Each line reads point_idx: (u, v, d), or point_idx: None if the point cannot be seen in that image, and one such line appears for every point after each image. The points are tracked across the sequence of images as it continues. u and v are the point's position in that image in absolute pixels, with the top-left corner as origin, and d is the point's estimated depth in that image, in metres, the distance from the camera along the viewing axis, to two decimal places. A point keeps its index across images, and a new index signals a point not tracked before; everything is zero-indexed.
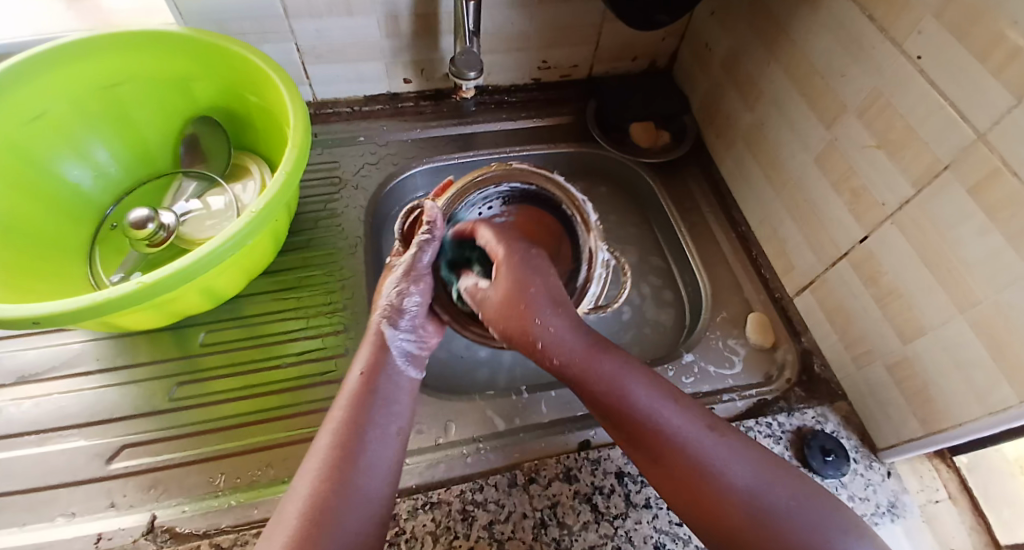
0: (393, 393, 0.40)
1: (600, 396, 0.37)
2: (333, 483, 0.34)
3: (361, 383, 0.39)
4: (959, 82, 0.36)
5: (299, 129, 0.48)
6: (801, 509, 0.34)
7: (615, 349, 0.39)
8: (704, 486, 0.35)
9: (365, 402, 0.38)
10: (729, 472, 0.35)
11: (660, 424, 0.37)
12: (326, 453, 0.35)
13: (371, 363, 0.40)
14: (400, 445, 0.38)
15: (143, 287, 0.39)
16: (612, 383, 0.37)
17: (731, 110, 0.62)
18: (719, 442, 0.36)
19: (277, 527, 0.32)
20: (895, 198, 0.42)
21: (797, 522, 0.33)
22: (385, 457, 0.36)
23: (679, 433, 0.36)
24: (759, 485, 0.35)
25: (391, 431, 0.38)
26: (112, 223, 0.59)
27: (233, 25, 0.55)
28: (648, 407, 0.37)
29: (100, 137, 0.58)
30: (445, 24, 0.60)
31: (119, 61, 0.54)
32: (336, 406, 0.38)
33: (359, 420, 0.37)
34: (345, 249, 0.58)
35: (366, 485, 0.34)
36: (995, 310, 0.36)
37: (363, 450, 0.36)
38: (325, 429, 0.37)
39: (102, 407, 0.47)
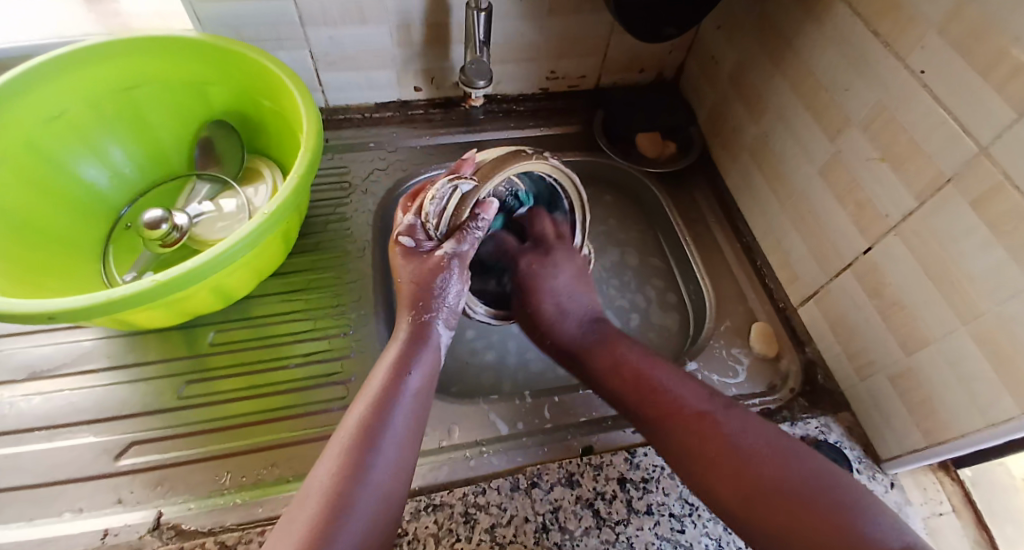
0: (418, 387, 0.39)
1: (619, 372, 0.44)
2: (350, 472, 0.33)
3: (390, 374, 0.39)
4: (962, 95, 0.36)
5: (313, 135, 0.49)
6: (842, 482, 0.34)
7: (627, 340, 0.47)
8: (711, 448, 0.37)
9: (390, 394, 0.37)
10: (756, 445, 0.36)
11: (675, 396, 0.41)
12: (347, 447, 0.34)
13: (399, 357, 0.40)
14: (416, 441, 0.37)
15: (158, 284, 0.40)
16: (632, 364, 0.44)
17: (736, 121, 0.62)
18: (744, 420, 0.38)
19: (288, 518, 0.31)
20: (898, 210, 0.43)
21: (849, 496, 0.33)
22: (403, 451, 0.36)
23: (690, 405, 0.40)
24: (768, 452, 0.36)
25: (410, 429, 0.37)
26: (126, 223, 0.60)
27: (250, 32, 0.56)
28: (665, 384, 0.42)
29: (117, 139, 0.59)
30: (455, 34, 0.61)
31: (137, 65, 0.55)
32: (361, 396, 0.38)
33: (383, 410, 0.36)
34: (353, 252, 0.59)
35: (381, 476, 0.34)
36: (998, 322, 0.36)
37: (383, 442, 0.35)
38: (347, 422, 0.36)
39: (110, 404, 0.48)
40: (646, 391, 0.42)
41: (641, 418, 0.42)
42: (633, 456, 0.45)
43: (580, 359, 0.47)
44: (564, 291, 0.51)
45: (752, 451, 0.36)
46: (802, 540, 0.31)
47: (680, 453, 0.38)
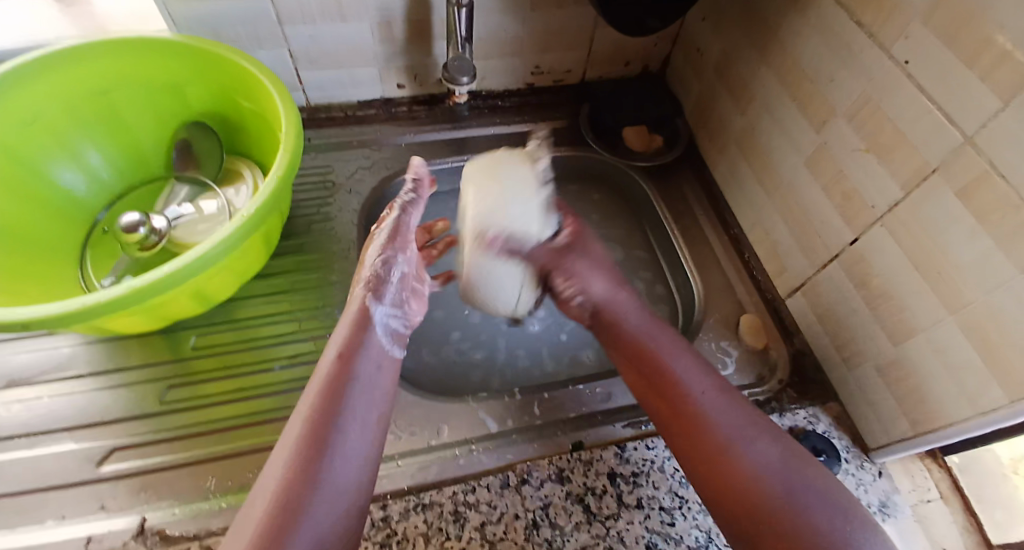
0: (368, 372, 0.41)
1: (659, 378, 0.44)
2: (307, 459, 0.35)
3: (339, 359, 0.40)
4: (946, 84, 0.36)
5: (293, 134, 0.48)
6: (753, 446, 0.38)
7: (683, 346, 0.46)
8: (721, 453, 0.38)
9: (339, 379, 0.39)
10: (746, 448, 0.38)
11: (697, 402, 0.41)
12: (302, 436, 0.36)
13: (349, 341, 0.42)
14: (375, 426, 0.39)
15: (133, 290, 0.39)
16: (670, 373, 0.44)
17: (722, 113, 0.62)
18: (683, 401, 0.42)
19: (250, 507, 0.33)
20: (884, 200, 0.43)
21: (758, 462, 0.37)
22: (363, 429, 0.38)
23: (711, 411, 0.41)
24: (774, 467, 0.37)
25: (366, 411, 0.39)
26: (104, 227, 0.59)
27: (229, 31, 0.55)
28: (692, 389, 0.42)
29: (93, 141, 0.58)
30: (439, 29, 0.60)
31: (113, 66, 0.54)
32: (314, 381, 0.39)
33: (335, 395, 0.38)
34: (338, 252, 0.58)
35: (342, 460, 0.36)
36: (984, 309, 0.36)
37: (343, 425, 0.37)
38: (301, 411, 0.38)
39: (92, 410, 0.47)
40: (678, 393, 0.42)
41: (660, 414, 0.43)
42: (622, 451, 0.44)
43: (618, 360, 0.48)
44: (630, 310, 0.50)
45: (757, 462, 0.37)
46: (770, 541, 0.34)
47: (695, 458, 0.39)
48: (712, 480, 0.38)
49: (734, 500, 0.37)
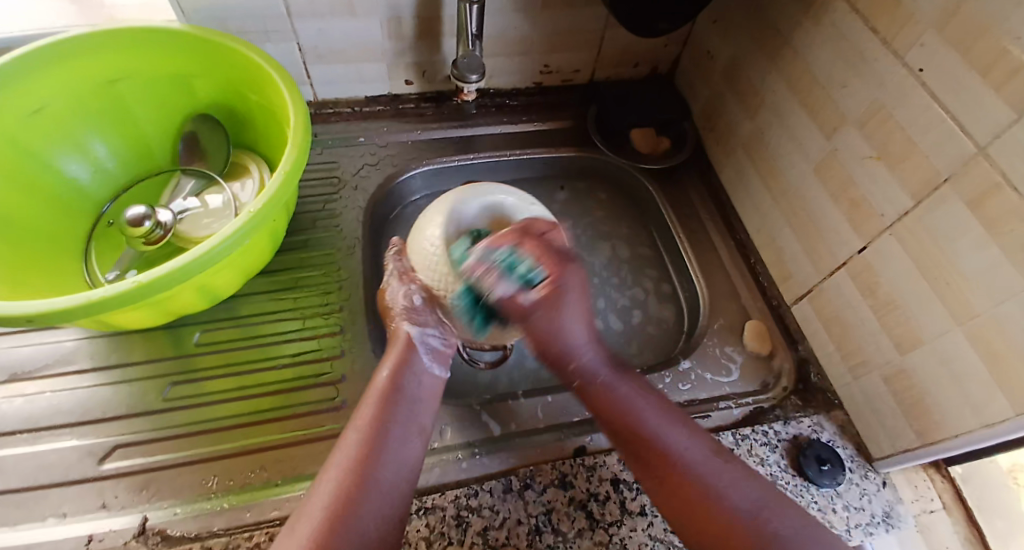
0: (417, 389, 0.43)
1: (627, 425, 0.42)
2: (359, 471, 0.37)
3: (391, 376, 0.43)
4: (960, 95, 0.36)
5: (300, 130, 0.48)
6: (740, 484, 0.38)
7: (646, 387, 0.45)
8: (701, 506, 0.37)
9: (390, 395, 0.42)
10: (728, 497, 0.37)
11: (671, 450, 0.40)
12: (356, 448, 0.38)
13: (397, 359, 0.44)
14: (422, 440, 0.41)
15: (139, 286, 0.39)
16: (644, 420, 0.42)
17: (731, 118, 0.62)
18: (653, 448, 0.41)
19: (303, 509, 0.35)
20: (894, 210, 0.42)
21: (745, 501, 0.37)
22: (409, 442, 0.40)
23: (690, 460, 0.40)
24: (752, 514, 0.36)
25: (412, 423, 0.41)
26: (109, 220, 0.58)
27: (236, 23, 0.55)
28: (667, 440, 0.41)
29: (100, 133, 0.57)
30: (447, 27, 0.60)
31: (121, 57, 0.53)
32: (367, 395, 0.42)
33: (387, 410, 0.41)
34: (343, 250, 0.58)
35: (389, 475, 0.37)
36: (992, 321, 0.36)
37: (388, 437, 0.39)
38: (354, 424, 0.40)
39: (95, 405, 0.47)
40: (649, 442, 0.41)
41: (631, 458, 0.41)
42: None
43: (586, 397, 0.45)
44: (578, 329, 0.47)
45: (737, 512, 0.36)
46: None
47: (675, 508, 0.38)
48: (692, 531, 0.37)
49: (716, 539, 0.36)
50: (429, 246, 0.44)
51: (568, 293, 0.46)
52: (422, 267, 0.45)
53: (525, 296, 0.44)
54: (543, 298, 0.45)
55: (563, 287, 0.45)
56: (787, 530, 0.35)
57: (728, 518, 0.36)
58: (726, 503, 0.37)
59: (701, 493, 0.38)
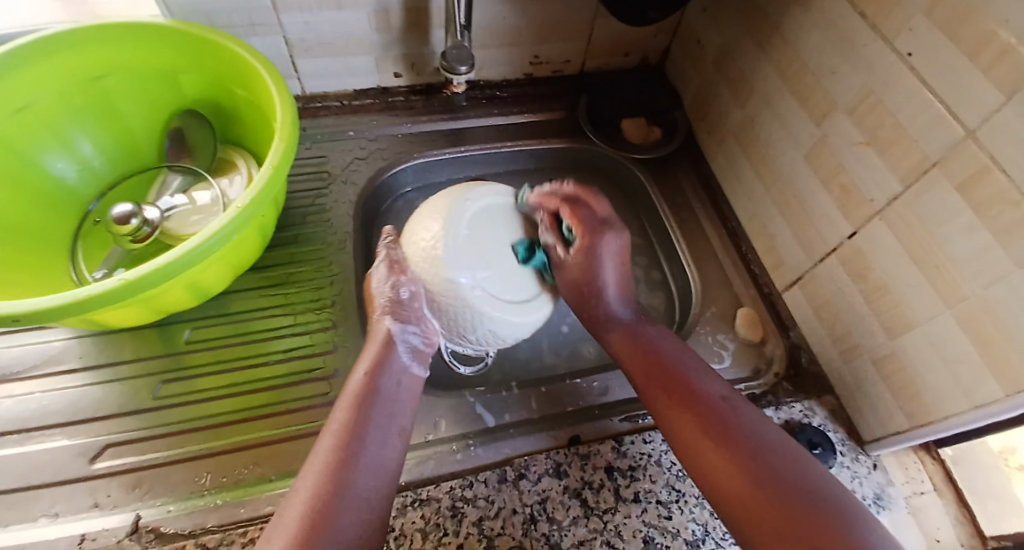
0: (393, 391, 0.41)
1: (654, 359, 0.43)
2: (334, 479, 0.35)
3: (367, 377, 0.41)
4: (948, 79, 0.36)
5: (287, 123, 0.47)
6: (750, 426, 0.38)
7: (659, 326, 0.48)
8: (725, 431, 0.37)
9: (368, 397, 0.40)
10: (749, 429, 0.37)
11: (696, 383, 0.41)
12: (332, 453, 0.36)
13: (375, 359, 0.42)
14: (401, 443, 0.39)
15: (125, 283, 0.38)
16: (666, 354, 0.44)
17: (721, 106, 0.62)
18: (677, 376, 0.42)
19: (281, 516, 0.34)
20: (883, 195, 0.43)
21: (751, 441, 0.37)
22: (388, 446, 0.38)
23: (714, 393, 0.40)
24: (779, 449, 0.36)
25: (392, 425, 0.39)
26: (95, 218, 0.58)
27: (221, 17, 0.54)
28: (691, 372, 0.42)
29: (85, 129, 0.56)
30: (436, 18, 0.59)
31: (104, 52, 0.52)
32: (344, 395, 0.40)
33: (364, 413, 0.39)
34: (335, 245, 0.57)
35: (365, 482, 0.36)
36: (981, 304, 0.36)
37: (368, 440, 0.38)
38: (330, 428, 0.38)
39: (85, 406, 0.46)
40: (673, 376, 0.42)
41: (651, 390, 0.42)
42: (620, 445, 0.44)
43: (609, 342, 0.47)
44: (615, 268, 0.48)
45: (763, 446, 0.36)
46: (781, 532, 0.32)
47: (691, 438, 0.38)
48: (708, 456, 0.37)
49: (718, 477, 0.35)
50: (427, 239, 0.44)
51: (598, 257, 0.47)
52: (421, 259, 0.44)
53: (564, 251, 0.47)
54: (575, 261, 0.47)
55: (598, 248, 0.47)
56: (807, 470, 0.35)
57: (738, 455, 0.36)
58: (730, 445, 0.36)
59: (706, 435, 0.37)
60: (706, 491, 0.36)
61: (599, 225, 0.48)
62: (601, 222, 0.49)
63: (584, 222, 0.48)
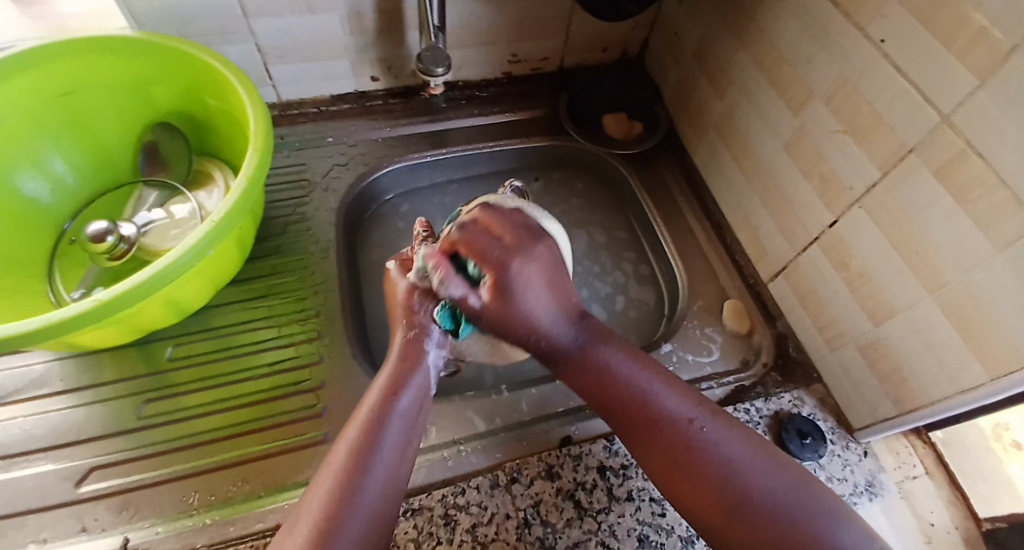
0: (407, 409, 0.40)
1: (610, 382, 0.41)
2: (341, 497, 0.34)
3: (382, 395, 0.39)
4: (922, 64, 0.36)
5: (261, 133, 0.46)
6: (717, 445, 0.36)
7: (615, 339, 0.43)
8: (691, 458, 0.36)
9: (381, 415, 0.38)
10: (716, 449, 0.36)
11: (658, 405, 0.39)
12: (340, 469, 0.35)
13: (392, 376, 0.40)
14: (410, 461, 0.38)
15: (102, 303, 0.37)
16: (621, 375, 0.41)
17: (701, 98, 0.62)
18: (638, 400, 0.39)
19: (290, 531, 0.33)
20: (863, 183, 0.43)
21: (720, 464, 0.35)
22: (395, 464, 0.37)
23: (679, 415, 0.38)
24: (750, 466, 0.35)
25: (404, 445, 0.38)
26: (71, 237, 0.56)
27: (191, 27, 0.53)
28: (654, 393, 0.39)
29: (58, 147, 0.55)
30: (410, 19, 0.59)
31: (71, 67, 0.51)
32: (357, 413, 0.39)
33: (375, 430, 0.37)
34: (317, 253, 0.57)
35: (368, 501, 0.34)
36: (962, 288, 0.36)
37: (376, 457, 0.36)
38: (340, 446, 0.37)
39: (69, 428, 0.46)
40: (636, 399, 0.39)
41: (615, 416, 0.40)
42: (611, 443, 0.44)
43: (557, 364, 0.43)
44: (538, 290, 0.41)
45: (732, 465, 0.35)
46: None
47: (660, 464, 0.37)
48: (674, 482, 0.36)
49: (688, 504, 0.35)
50: None
51: (513, 291, 0.40)
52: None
53: (474, 298, 0.40)
54: (491, 303, 0.40)
55: (507, 281, 0.40)
56: (777, 485, 0.35)
57: (702, 481, 0.35)
58: (699, 471, 0.35)
59: (673, 459, 0.36)
60: (682, 511, 0.36)
61: (501, 250, 0.40)
62: (522, 245, 0.41)
63: (501, 230, 0.41)
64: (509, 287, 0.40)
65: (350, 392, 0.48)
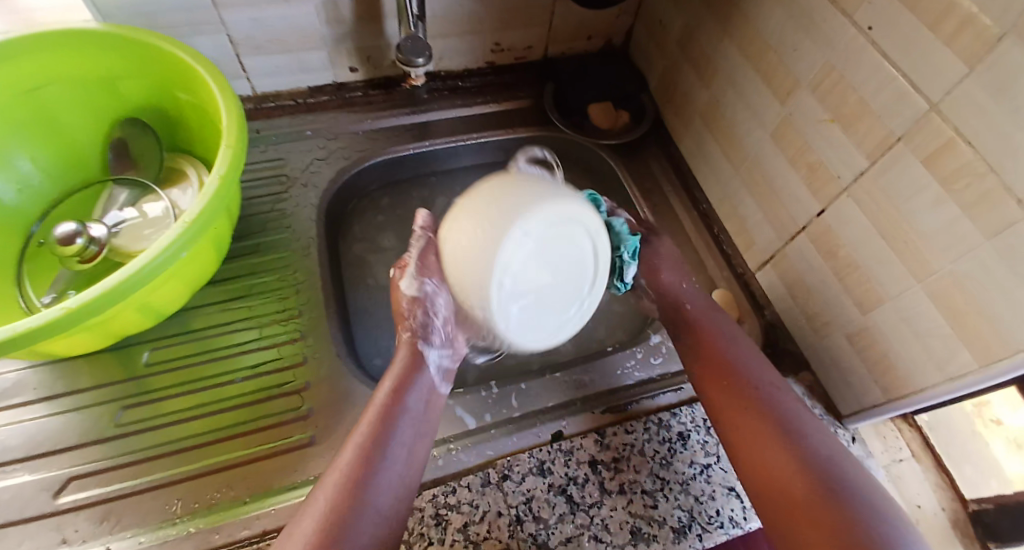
0: (417, 408, 0.42)
1: (724, 357, 0.46)
2: (350, 496, 0.36)
3: (392, 395, 0.41)
4: (910, 51, 0.35)
5: (234, 128, 0.45)
6: (811, 435, 0.40)
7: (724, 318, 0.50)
8: (780, 436, 0.40)
9: (390, 414, 0.40)
10: (808, 436, 0.40)
11: (765, 390, 0.43)
12: (348, 469, 0.37)
13: (398, 377, 0.42)
14: (420, 458, 0.40)
15: (70, 311, 0.36)
16: (735, 357, 0.46)
17: (687, 87, 0.61)
18: (744, 381, 0.44)
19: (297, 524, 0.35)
20: (850, 171, 0.42)
21: (815, 451, 0.39)
22: (405, 461, 0.39)
23: (782, 403, 0.42)
24: (836, 459, 0.39)
25: (412, 443, 0.40)
26: (40, 240, 0.54)
27: (158, 18, 0.51)
28: (760, 379, 0.44)
29: (25, 148, 0.52)
30: (389, 8, 0.57)
31: (33, 63, 0.48)
32: (367, 412, 0.41)
33: (384, 429, 0.39)
34: (298, 251, 0.55)
35: (379, 500, 0.36)
36: (950, 275, 0.36)
37: (385, 455, 0.38)
38: (349, 445, 0.39)
39: (44, 439, 0.44)
40: (741, 379, 0.44)
41: (710, 386, 0.45)
42: (602, 437, 0.44)
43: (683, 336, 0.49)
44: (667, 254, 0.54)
45: (816, 455, 0.39)
46: (804, 522, 0.36)
47: (746, 431, 0.41)
48: (753, 450, 0.40)
49: (764, 472, 0.39)
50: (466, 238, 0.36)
51: (658, 233, 0.56)
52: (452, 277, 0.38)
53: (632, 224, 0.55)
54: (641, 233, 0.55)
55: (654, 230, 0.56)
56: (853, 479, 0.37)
57: (788, 454, 0.39)
58: (792, 446, 0.39)
59: (766, 430, 0.40)
60: (745, 479, 0.40)
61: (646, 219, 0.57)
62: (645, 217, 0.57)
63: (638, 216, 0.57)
64: (649, 229, 0.56)
65: (336, 393, 0.47)
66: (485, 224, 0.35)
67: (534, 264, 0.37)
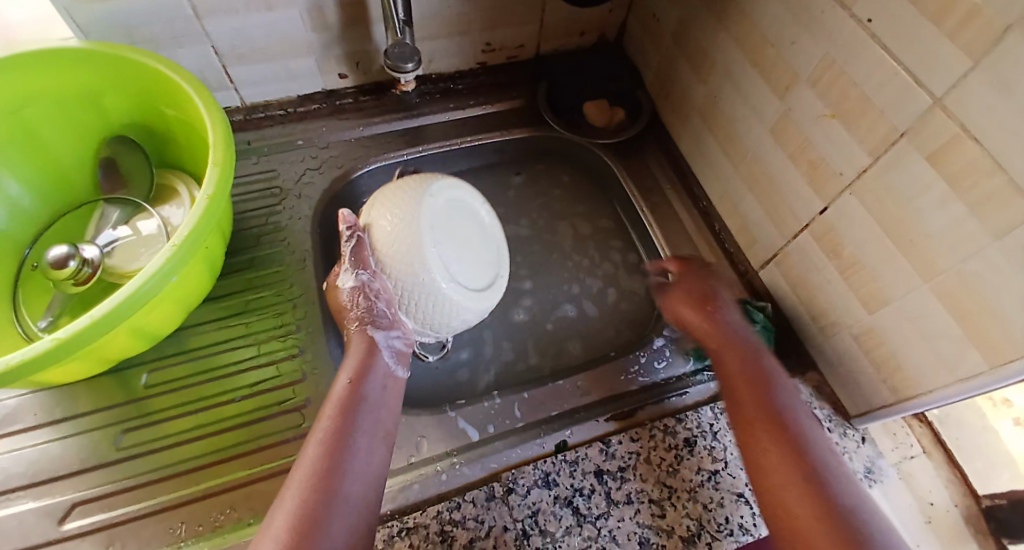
0: (378, 395, 0.42)
1: (756, 391, 0.42)
2: (322, 490, 0.35)
3: (352, 384, 0.41)
4: (912, 43, 0.34)
5: (220, 145, 0.44)
6: (844, 484, 0.35)
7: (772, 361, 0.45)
8: (807, 478, 0.36)
9: (354, 402, 0.40)
10: (841, 487, 0.35)
11: (800, 430, 0.39)
12: (315, 459, 0.37)
13: (359, 366, 0.43)
14: (387, 446, 0.40)
15: (60, 342, 0.35)
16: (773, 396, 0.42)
17: (683, 83, 0.60)
18: (776, 414, 0.40)
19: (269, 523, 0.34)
20: (853, 168, 0.41)
21: (849, 502, 0.34)
22: (372, 449, 0.39)
23: (816, 446, 0.38)
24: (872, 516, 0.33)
25: (378, 430, 0.40)
26: (33, 263, 0.53)
27: (141, 31, 0.50)
28: (794, 417, 0.40)
29: (8, 169, 0.52)
30: (375, 12, 0.55)
31: (15, 84, 0.48)
32: (330, 402, 0.41)
33: (350, 416, 0.39)
34: (294, 265, 0.54)
35: (355, 490, 0.36)
36: (958, 275, 0.35)
37: (354, 444, 0.38)
38: (314, 437, 0.38)
39: (45, 465, 0.44)
40: (773, 414, 0.40)
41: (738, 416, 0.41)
42: (607, 445, 0.44)
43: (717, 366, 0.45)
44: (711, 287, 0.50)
45: (848, 505, 0.34)
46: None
47: (765, 465, 0.37)
48: (769, 486, 0.36)
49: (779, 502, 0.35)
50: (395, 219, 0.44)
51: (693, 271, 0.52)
52: (386, 244, 0.43)
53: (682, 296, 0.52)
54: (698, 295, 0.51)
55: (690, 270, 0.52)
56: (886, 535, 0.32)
57: (810, 498, 0.34)
58: (820, 489, 0.35)
59: (791, 469, 0.36)
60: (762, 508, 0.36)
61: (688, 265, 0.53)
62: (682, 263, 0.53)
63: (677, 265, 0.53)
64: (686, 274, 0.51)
65: None
66: (416, 193, 0.45)
67: (453, 240, 0.46)
